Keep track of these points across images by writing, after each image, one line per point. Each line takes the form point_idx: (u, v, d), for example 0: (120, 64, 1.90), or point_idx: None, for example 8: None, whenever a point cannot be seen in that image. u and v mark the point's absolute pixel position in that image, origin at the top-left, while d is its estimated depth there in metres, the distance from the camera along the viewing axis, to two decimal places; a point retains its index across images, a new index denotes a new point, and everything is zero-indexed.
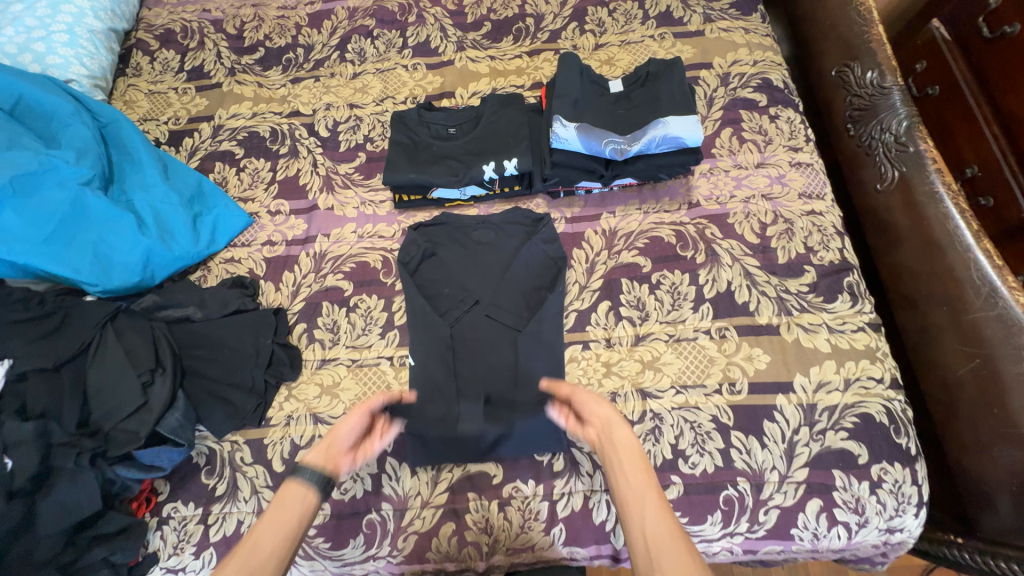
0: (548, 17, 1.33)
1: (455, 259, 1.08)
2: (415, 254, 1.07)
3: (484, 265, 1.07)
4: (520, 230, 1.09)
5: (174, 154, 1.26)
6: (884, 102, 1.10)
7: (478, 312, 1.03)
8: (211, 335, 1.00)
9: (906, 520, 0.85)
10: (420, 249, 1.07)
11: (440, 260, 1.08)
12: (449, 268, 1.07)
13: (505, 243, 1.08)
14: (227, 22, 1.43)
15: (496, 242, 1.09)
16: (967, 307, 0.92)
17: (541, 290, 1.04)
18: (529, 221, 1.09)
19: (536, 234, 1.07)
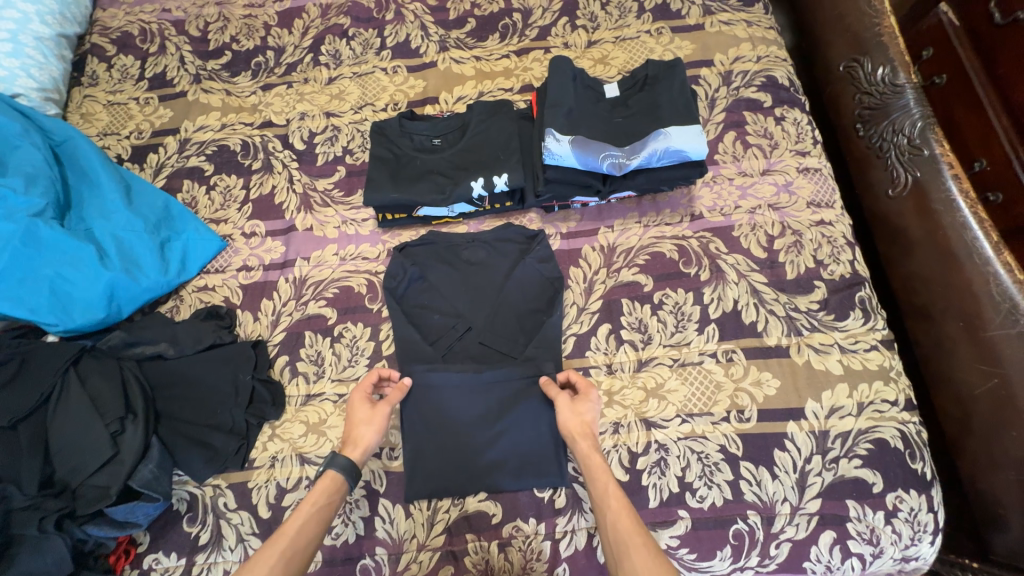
0: (536, 11, 1.23)
1: (445, 282, 1.01)
2: (403, 279, 1.00)
3: (476, 287, 1.00)
4: (514, 247, 1.03)
5: (138, 172, 1.17)
6: (897, 101, 1.05)
7: (472, 339, 0.96)
8: (187, 373, 0.94)
9: (922, 549, 0.82)
10: (407, 273, 1.01)
11: (428, 284, 1.01)
12: (439, 292, 1.01)
13: (498, 262, 1.02)
14: (190, 22, 1.32)
15: (488, 262, 1.02)
16: (986, 324, 0.87)
17: (537, 312, 0.97)
18: (522, 238, 1.03)
19: (531, 252, 1.00)
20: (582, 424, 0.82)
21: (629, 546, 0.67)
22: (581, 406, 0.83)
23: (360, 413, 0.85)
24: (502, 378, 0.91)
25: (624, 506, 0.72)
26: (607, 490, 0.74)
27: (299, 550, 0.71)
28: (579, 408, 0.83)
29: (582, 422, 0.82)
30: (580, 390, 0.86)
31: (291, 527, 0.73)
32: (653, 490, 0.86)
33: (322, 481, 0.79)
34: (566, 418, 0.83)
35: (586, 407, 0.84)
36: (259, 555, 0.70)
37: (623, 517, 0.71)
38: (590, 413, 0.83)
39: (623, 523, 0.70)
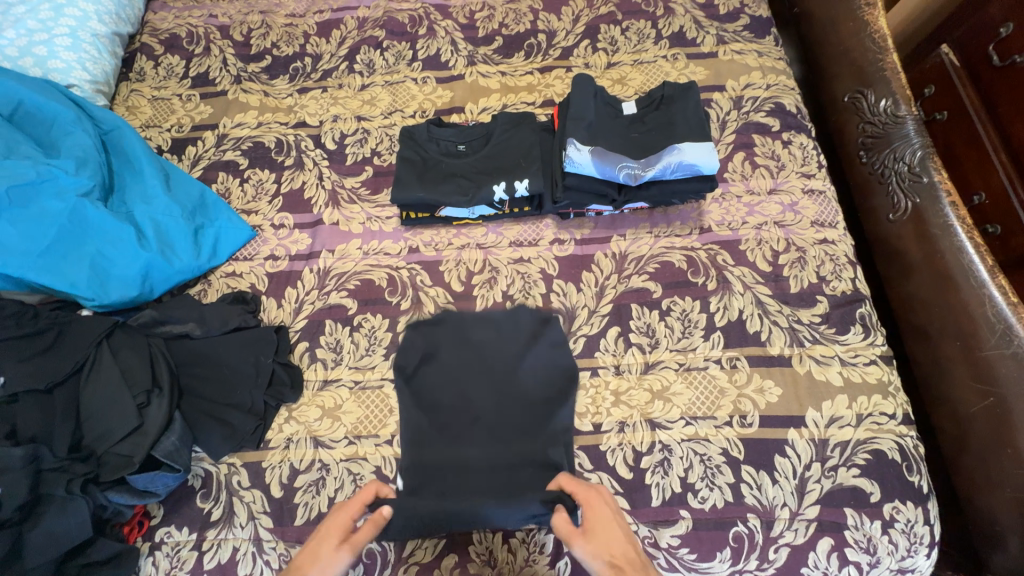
0: (560, 33, 1.32)
1: (456, 364, 1.00)
2: (415, 357, 1.00)
3: (488, 371, 0.99)
4: (526, 330, 1.02)
5: (177, 163, 1.24)
6: (898, 131, 1.10)
7: (480, 414, 0.95)
8: (211, 354, 0.98)
9: (918, 561, 0.84)
10: (420, 351, 1.01)
11: (440, 363, 1.00)
12: (450, 371, 0.99)
13: (509, 345, 1.01)
14: (234, 28, 1.41)
15: (499, 344, 1.01)
16: (981, 344, 0.91)
17: (550, 401, 0.96)
18: (537, 321, 1.02)
19: (543, 336, 1.00)
20: (619, 555, 0.68)
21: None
22: (603, 529, 0.72)
23: (327, 553, 0.71)
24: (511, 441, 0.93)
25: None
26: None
27: None
28: (598, 528, 0.72)
29: (613, 549, 0.69)
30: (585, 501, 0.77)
31: None
32: (656, 489, 0.88)
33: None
34: (591, 547, 0.70)
35: (608, 527, 0.72)
36: None
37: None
38: (608, 526, 0.72)
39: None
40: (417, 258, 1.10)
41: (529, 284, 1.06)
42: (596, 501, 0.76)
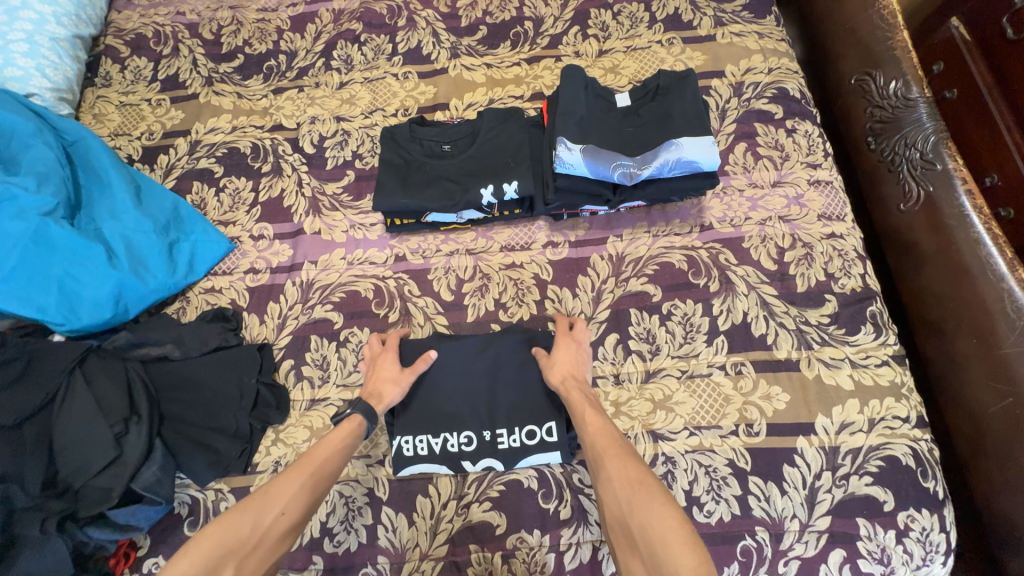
0: (548, 20, 1.24)
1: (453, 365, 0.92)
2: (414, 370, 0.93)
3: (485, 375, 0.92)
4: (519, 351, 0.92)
5: (149, 173, 1.18)
6: (909, 115, 1.05)
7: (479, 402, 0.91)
8: (192, 376, 0.94)
9: (934, 569, 0.81)
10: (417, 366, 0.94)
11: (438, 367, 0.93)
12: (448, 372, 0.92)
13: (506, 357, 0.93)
14: (203, 26, 1.34)
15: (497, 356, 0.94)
16: (1000, 341, 0.86)
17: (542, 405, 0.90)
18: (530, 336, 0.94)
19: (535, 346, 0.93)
20: (565, 370, 0.86)
21: (604, 457, 0.72)
22: (563, 355, 0.88)
23: (391, 363, 0.90)
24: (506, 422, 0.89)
25: (600, 427, 0.76)
26: (590, 418, 0.78)
27: (326, 474, 0.77)
28: (562, 359, 0.87)
29: (564, 369, 0.86)
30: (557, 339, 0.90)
31: (321, 453, 0.78)
32: None
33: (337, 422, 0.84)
34: (552, 367, 0.87)
35: (564, 351, 0.88)
36: (287, 474, 0.75)
37: (600, 439, 0.75)
38: (570, 359, 0.87)
39: (597, 442, 0.75)
40: (404, 267, 1.05)
41: (522, 290, 1.01)
42: (563, 341, 0.89)
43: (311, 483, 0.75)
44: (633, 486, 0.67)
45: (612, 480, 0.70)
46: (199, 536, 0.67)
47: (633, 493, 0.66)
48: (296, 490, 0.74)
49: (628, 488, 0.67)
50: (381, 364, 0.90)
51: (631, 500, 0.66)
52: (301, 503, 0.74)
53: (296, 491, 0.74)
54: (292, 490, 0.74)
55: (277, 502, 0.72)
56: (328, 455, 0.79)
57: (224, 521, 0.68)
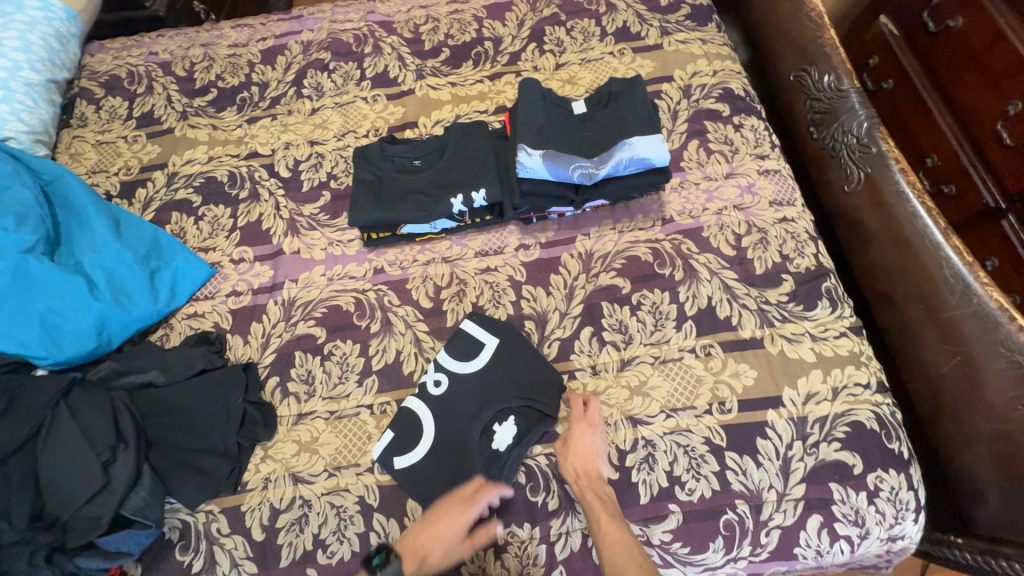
0: (506, 39, 1.32)
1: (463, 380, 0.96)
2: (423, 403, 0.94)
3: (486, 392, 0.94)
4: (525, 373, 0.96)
5: (128, 206, 1.20)
6: (843, 105, 1.13)
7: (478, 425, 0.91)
8: (179, 400, 0.95)
9: (907, 527, 0.85)
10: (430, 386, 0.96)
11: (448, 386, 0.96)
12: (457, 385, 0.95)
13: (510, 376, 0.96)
14: (176, 64, 1.39)
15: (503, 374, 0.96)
16: (944, 305, 0.92)
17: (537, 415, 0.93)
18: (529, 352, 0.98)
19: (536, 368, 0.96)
20: (578, 466, 0.86)
21: None
22: (579, 446, 0.88)
23: (455, 533, 0.82)
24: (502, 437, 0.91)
25: (620, 544, 0.78)
26: (611, 532, 0.79)
27: None
28: (581, 450, 0.88)
29: (578, 464, 0.87)
30: (568, 429, 0.90)
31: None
32: (644, 486, 0.88)
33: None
34: (566, 457, 0.88)
35: (580, 439, 0.88)
36: None
37: (620, 560, 0.76)
38: (589, 450, 0.87)
39: (618, 560, 0.76)
40: (383, 278, 1.08)
41: (498, 292, 1.05)
42: (578, 427, 0.89)
43: None
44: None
45: None
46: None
47: None
48: None
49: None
50: (444, 525, 0.82)
51: None
52: None
53: None
54: None
55: None
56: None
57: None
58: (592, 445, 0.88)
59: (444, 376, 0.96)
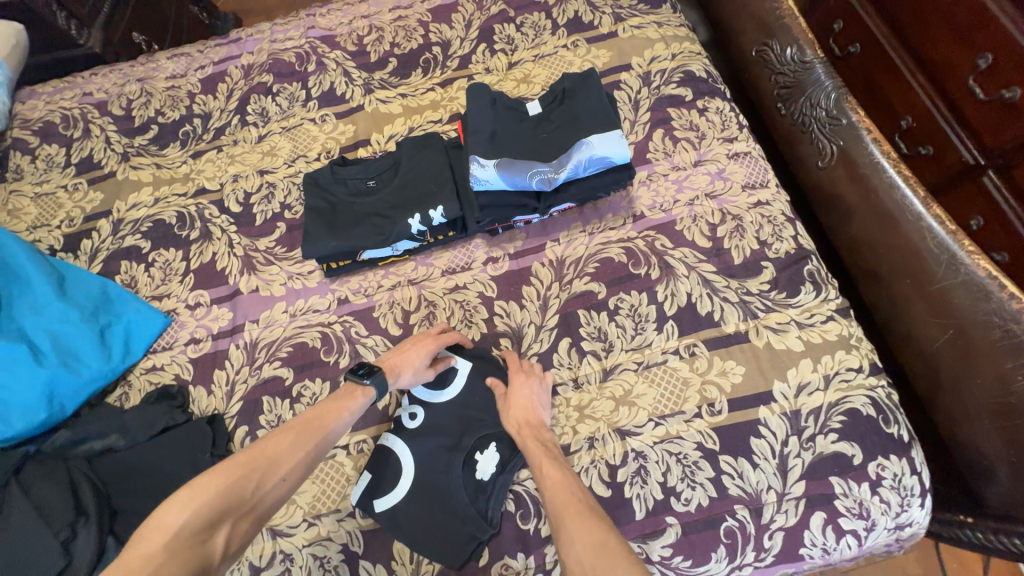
0: (454, 42, 1.26)
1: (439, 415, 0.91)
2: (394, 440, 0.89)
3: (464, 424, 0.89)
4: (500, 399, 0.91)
5: (74, 260, 1.14)
6: (809, 77, 1.09)
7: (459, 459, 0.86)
8: (142, 463, 0.90)
9: (914, 513, 0.81)
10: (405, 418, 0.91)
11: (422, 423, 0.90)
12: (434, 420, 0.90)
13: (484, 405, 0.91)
14: (113, 103, 1.32)
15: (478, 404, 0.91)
16: (931, 278, 0.88)
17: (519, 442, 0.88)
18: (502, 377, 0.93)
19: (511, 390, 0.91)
20: (520, 418, 0.84)
21: (565, 516, 0.67)
22: (520, 399, 0.85)
23: (421, 361, 0.89)
24: (487, 468, 0.86)
25: (560, 483, 0.73)
26: (550, 473, 0.75)
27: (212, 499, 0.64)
28: (520, 400, 0.85)
29: (520, 416, 0.84)
30: (510, 380, 0.88)
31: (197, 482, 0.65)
32: (638, 501, 0.83)
33: (334, 392, 0.85)
34: (508, 411, 0.85)
35: (520, 392, 0.86)
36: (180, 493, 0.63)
37: (558, 496, 0.71)
38: (531, 403, 0.85)
39: (556, 497, 0.71)
40: (348, 309, 1.03)
41: (470, 311, 1.00)
42: (518, 379, 0.87)
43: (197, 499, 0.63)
44: (592, 534, 0.63)
45: (574, 542, 0.64)
46: (190, 493, 0.63)
47: (597, 555, 0.60)
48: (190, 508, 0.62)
49: (591, 550, 0.61)
50: (411, 350, 0.90)
51: (593, 566, 0.59)
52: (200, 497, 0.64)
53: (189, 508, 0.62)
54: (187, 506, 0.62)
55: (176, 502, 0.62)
56: (338, 418, 0.80)
57: (196, 483, 0.65)
58: (532, 397, 0.86)
59: (419, 408, 0.92)
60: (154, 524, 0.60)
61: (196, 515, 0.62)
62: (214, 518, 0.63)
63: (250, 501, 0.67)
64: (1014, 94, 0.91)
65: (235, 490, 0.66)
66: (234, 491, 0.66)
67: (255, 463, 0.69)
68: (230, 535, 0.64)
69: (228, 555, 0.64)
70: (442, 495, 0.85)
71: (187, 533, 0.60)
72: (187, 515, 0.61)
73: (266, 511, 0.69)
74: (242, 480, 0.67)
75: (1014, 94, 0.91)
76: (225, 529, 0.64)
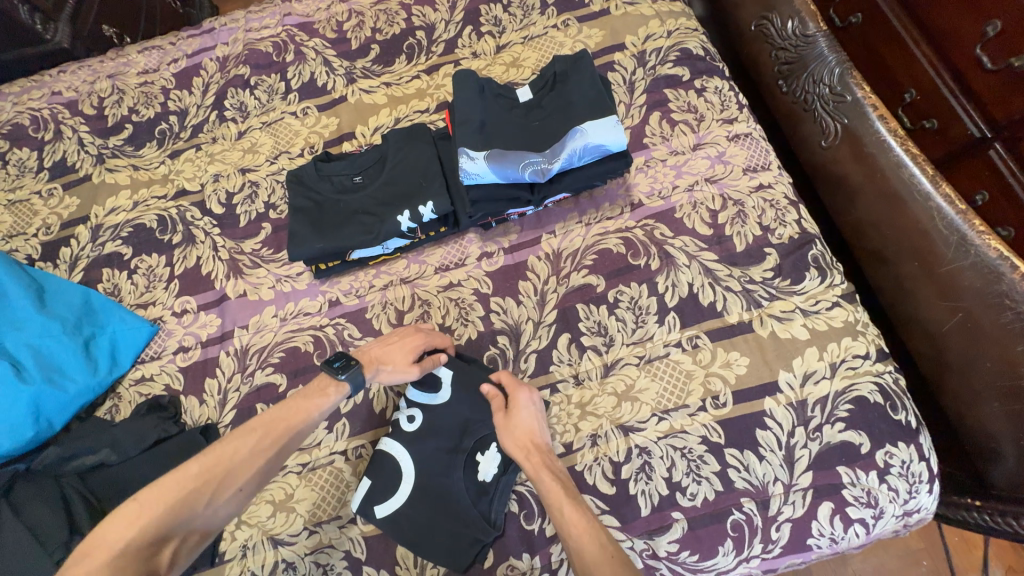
0: (439, 25, 1.19)
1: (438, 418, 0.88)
2: (392, 444, 0.87)
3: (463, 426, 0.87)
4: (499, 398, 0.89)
5: (53, 269, 1.10)
6: (811, 51, 1.04)
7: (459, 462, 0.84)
8: (135, 478, 0.88)
9: (922, 500, 0.80)
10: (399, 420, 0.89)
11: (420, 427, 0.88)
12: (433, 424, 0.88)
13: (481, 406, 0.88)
14: (83, 102, 1.25)
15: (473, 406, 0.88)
16: (940, 260, 0.85)
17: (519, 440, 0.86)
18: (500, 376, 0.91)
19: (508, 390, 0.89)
20: (522, 440, 0.80)
21: (597, 572, 0.64)
22: (522, 421, 0.82)
23: (403, 356, 0.86)
24: (488, 470, 0.84)
25: (586, 531, 0.69)
26: (574, 521, 0.70)
27: (161, 515, 0.63)
28: (520, 421, 0.82)
29: (523, 438, 0.80)
30: (510, 395, 0.84)
31: (147, 495, 0.64)
32: (643, 498, 0.82)
33: (303, 389, 0.82)
34: (510, 437, 0.81)
35: (522, 411, 0.82)
36: (125, 509, 0.62)
37: (588, 549, 0.67)
38: (532, 424, 0.82)
39: (585, 551, 0.67)
40: (340, 310, 1.00)
41: (465, 309, 0.97)
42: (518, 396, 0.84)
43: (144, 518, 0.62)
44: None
45: None
46: (141, 508, 0.62)
47: None
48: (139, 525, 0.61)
49: None
50: (394, 344, 0.87)
51: None
52: (148, 512, 0.62)
53: (135, 525, 0.61)
54: (133, 521, 0.61)
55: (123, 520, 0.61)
56: (303, 421, 0.78)
57: (145, 497, 0.63)
58: (530, 420, 0.82)
59: (417, 410, 0.89)
60: (97, 543, 0.59)
61: (145, 532, 0.61)
62: (163, 535, 0.62)
63: (201, 515, 0.66)
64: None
65: (186, 505, 0.65)
66: (187, 506, 0.65)
67: (209, 474, 0.68)
68: (178, 548, 0.64)
69: (177, 563, 0.64)
70: (443, 500, 0.83)
71: (135, 551, 0.59)
72: (134, 531, 0.60)
73: (219, 521, 0.69)
74: (196, 492, 0.66)
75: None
76: (174, 543, 0.64)
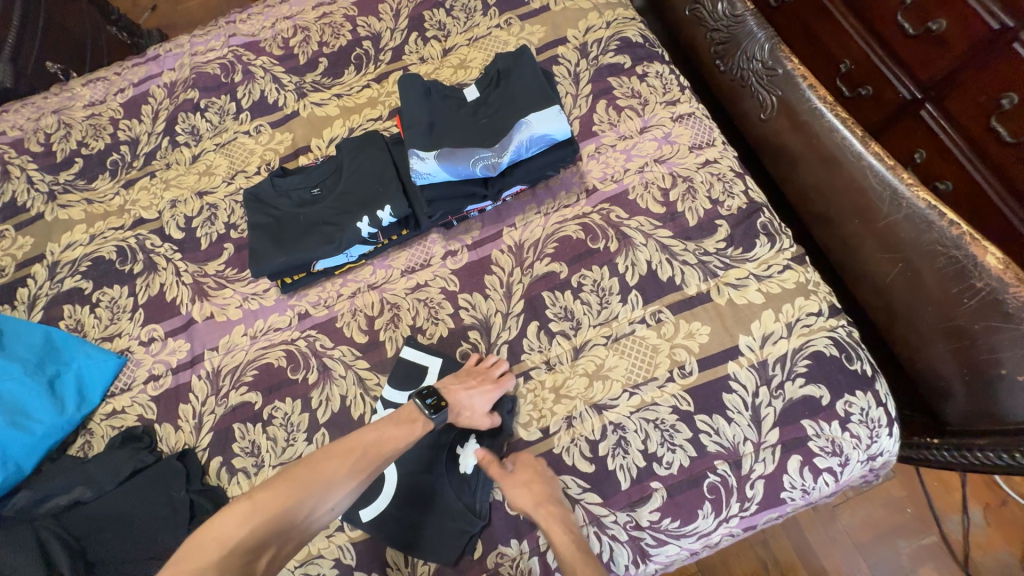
0: (384, 34, 1.21)
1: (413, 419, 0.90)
2: None
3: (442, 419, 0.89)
4: None
5: (11, 311, 1.08)
6: (742, 30, 1.09)
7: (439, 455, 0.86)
8: (113, 512, 0.86)
9: (883, 444, 0.84)
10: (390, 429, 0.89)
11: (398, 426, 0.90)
12: None
13: None
14: (29, 139, 1.23)
15: None
16: (879, 215, 0.90)
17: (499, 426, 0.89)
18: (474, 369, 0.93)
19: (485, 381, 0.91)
20: (537, 493, 0.80)
21: None
22: (529, 469, 0.82)
23: (483, 406, 0.85)
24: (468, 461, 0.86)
25: None
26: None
27: (267, 523, 0.66)
28: (527, 475, 0.82)
29: (536, 491, 0.80)
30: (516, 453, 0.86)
31: (258, 499, 0.68)
32: (621, 471, 0.84)
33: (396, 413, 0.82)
34: (517, 491, 0.79)
35: (532, 467, 0.83)
36: (237, 512, 0.66)
37: None
38: (538, 475, 0.82)
39: None
40: (310, 322, 1.00)
41: (435, 308, 0.98)
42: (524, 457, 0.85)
43: (253, 522, 0.66)
44: None
45: None
46: (252, 508, 0.67)
47: None
48: (248, 528, 0.65)
49: None
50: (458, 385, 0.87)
51: None
52: (259, 517, 0.66)
53: (244, 528, 0.65)
54: (246, 524, 0.66)
55: (234, 521, 0.66)
56: (394, 449, 0.78)
57: (259, 497, 0.68)
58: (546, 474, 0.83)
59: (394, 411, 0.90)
60: (213, 534, 0.65)
61: (249, 535, 0.65)
62: (261, 544, 0.66)
63: (298, 527, 0.69)
64: (941, 25, 0.94)
65: (288, 514, 0.68)
66: (288, 517, 0.68)
67: (311, 486, 0.71)
68: (274, 556, 0.68)
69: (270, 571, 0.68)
70: (426, 495, 0.84)
71: (237, 553, 0.63)
72: (241, 533, 0.65)
73: (311, 534, 0.72)
74: (295, 506, 0.69)
75: (941, 26, 0.94)
76: (271, 551, 0.67)
